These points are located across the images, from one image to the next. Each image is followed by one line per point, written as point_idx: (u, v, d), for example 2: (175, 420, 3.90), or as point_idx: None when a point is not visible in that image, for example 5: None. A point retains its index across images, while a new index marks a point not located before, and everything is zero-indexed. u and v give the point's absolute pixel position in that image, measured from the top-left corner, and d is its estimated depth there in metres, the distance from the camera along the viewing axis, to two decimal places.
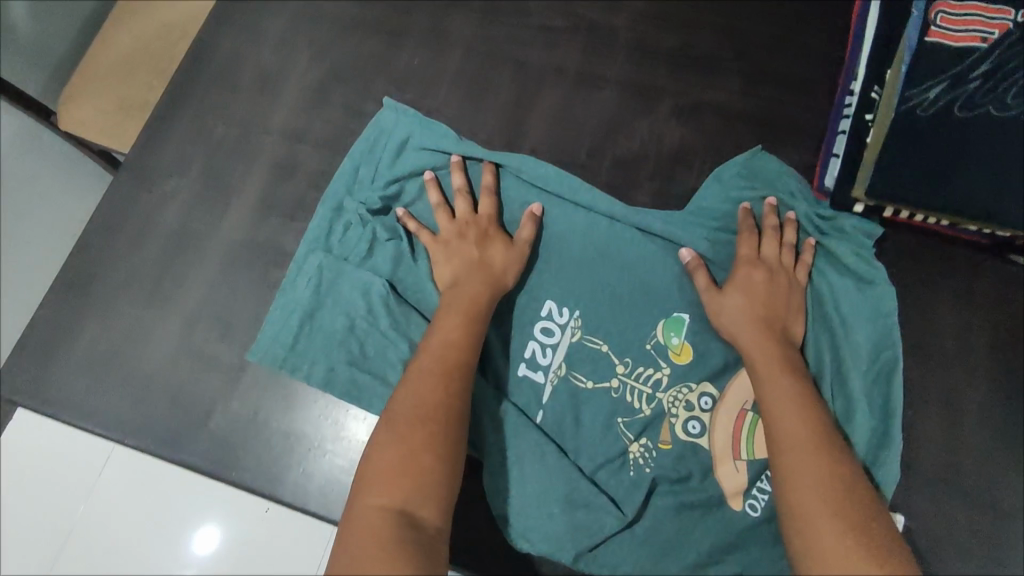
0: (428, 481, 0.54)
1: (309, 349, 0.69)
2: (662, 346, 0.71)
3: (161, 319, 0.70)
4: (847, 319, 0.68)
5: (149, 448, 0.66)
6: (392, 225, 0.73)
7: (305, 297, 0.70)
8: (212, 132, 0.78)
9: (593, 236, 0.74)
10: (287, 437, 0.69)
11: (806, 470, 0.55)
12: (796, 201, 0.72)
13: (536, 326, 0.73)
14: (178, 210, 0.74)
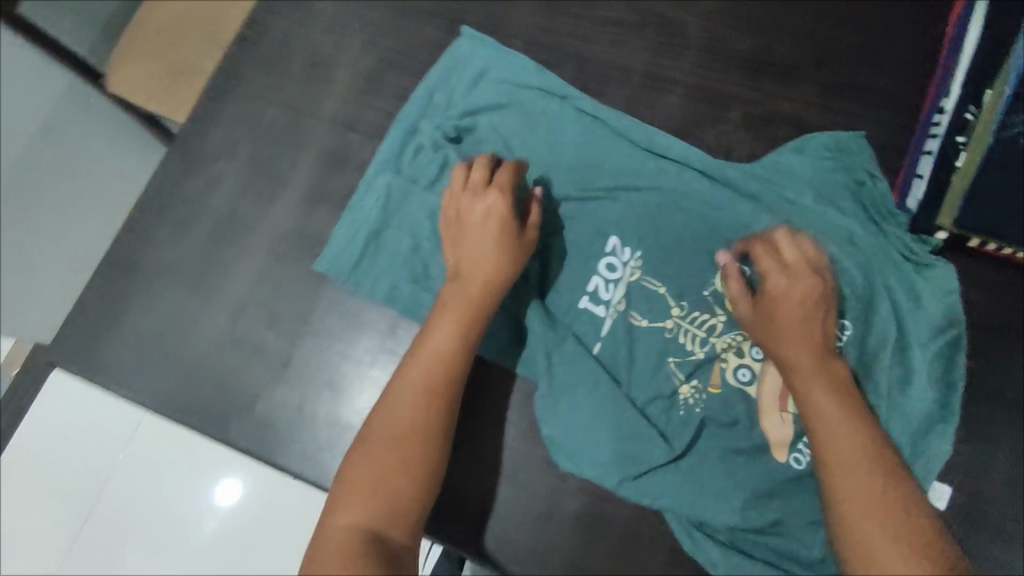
0: (395, 505, 0.55)
1: (373, 267, 0.71)
2: (721, 294, 0.67)
3: (207, 307, 0.72)
4: (914, 293, 0.65)
5: (202, 427, 0.69)
6: (465, 155, 0.73)
7: (375, 216, 0.71)
8: (261, 115, 0.78)
9: (659, 183, 0.70)
10: (333, 426, 0.69)
11: (874, 521, 0.50)
12: (873, 183, 0.68)
13: (600, 261, 0.69)
14: (226, 193, 0.75)
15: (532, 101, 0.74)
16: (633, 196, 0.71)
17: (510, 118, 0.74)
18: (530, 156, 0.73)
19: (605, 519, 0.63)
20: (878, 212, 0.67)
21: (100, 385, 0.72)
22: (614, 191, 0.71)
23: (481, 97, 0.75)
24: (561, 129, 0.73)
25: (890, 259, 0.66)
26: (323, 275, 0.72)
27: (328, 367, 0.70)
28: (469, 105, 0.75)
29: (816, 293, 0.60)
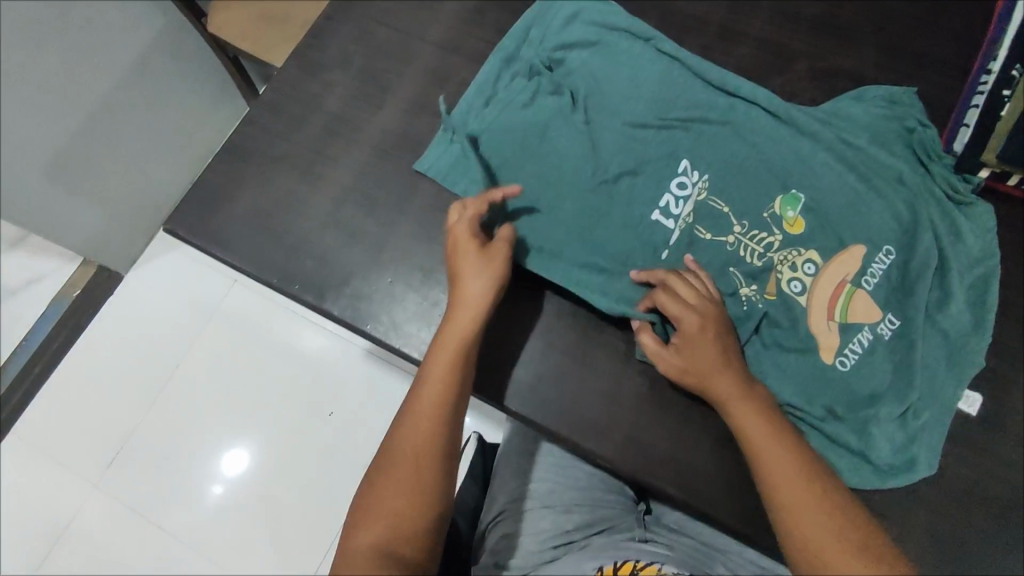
0: (414, 517, 0.60)
1: (463, 175, 0.79)
2: (779, 218, 0.73)
3: (314, 193, 0.81)
4: (959, 228, 0.72)
5: (300, 296, 0.77)
6: (556, 82, 0.81)
7: (471, 131, 0.79)
8: (373, 35, 0.87)
9: (728, 119, 0.76)
10: (421, 303, 0.76)
11: (812, 521, 0.58)
12: (927, 130, 0.75)
13: (671, 180, 0.75)
14: (338, 99, 0.85)
15: (619, 41, 0.81)
16: (703, 128, 0.76)
17: (599, 55, 0.81)
18: (614, 88, 0.79)
19: (663, 400, 0.71)
20: (925, 154, 0.74)
21: (209, 254, 0.79)
22: (687, 124, 0.77)
23: (574, 34, 0.82)
24: (643, 67, 0.80)
25: (938, 196, 0.73)
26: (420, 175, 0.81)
27: (420, 253, 0.78)
28: (562, 41, 0.82)
29: (724, 329, 0.68)
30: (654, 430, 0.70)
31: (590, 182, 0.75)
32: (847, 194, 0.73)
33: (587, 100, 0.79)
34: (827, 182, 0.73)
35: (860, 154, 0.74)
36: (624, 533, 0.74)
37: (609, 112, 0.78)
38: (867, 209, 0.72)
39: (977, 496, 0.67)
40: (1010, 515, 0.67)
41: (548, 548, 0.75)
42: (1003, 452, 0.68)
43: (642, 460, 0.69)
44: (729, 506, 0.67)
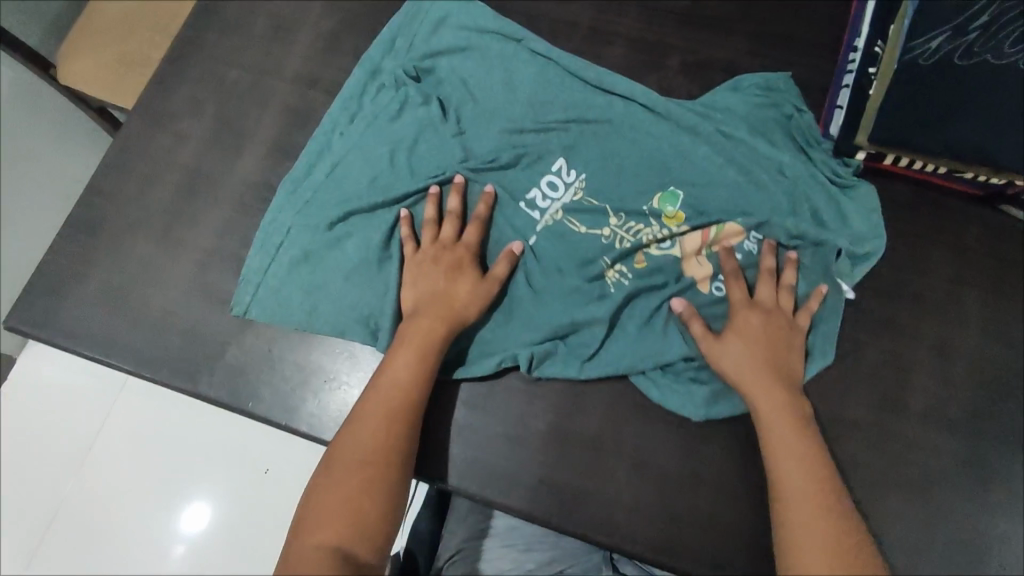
0: (363, 512, 0.55)
1: (326, 198, 0.71)
2: (657, 210, 0.70)
3: (174, 259, 0.73)
4: (843, 212, 0.70)
5: (170, 379, 0.69)
6: (425, 92, 0.75)
7: (335, 153, 0.73)
8: (224, 76, 0.80)
9: (606, 119, 0.73)
10: (302, 370, 0.69)
11: (796, 505, 0.55)
12: (803, 116, 0.73)
13: (543, 177, 0.72)
14: (190, 150, 0.77)
15: (488, 45, 0.76)
16: (582, 131, 0.73)
17: (468, 62, 0.76)
18: (487, 94, 0.75)
19: (571, 433, 0.66)
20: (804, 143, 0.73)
21: (64, 345, 0.71)
22: (565, 128, 0.73)
23: (439, 43, 0.77)
24: (516, 70, 0.75)
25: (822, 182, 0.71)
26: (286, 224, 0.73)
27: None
28: (428, 51, 0.77)
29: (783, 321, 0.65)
30: (566, 465, 0.65)
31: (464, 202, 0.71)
32: (728, 169, 0.70)
33: (460, 109, 0.75)
34: (705, 163, 0.70)
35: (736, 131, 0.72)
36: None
37: (485, 120, 0.74)
38: (752, 179, 0.70)
39: (898, 481, 0.64)
40: (935, 499, 0.64)
41: None
42: (913, 434, 0.65)
43: (556, 501, 0.64)
44: (655, 537, 0.63)
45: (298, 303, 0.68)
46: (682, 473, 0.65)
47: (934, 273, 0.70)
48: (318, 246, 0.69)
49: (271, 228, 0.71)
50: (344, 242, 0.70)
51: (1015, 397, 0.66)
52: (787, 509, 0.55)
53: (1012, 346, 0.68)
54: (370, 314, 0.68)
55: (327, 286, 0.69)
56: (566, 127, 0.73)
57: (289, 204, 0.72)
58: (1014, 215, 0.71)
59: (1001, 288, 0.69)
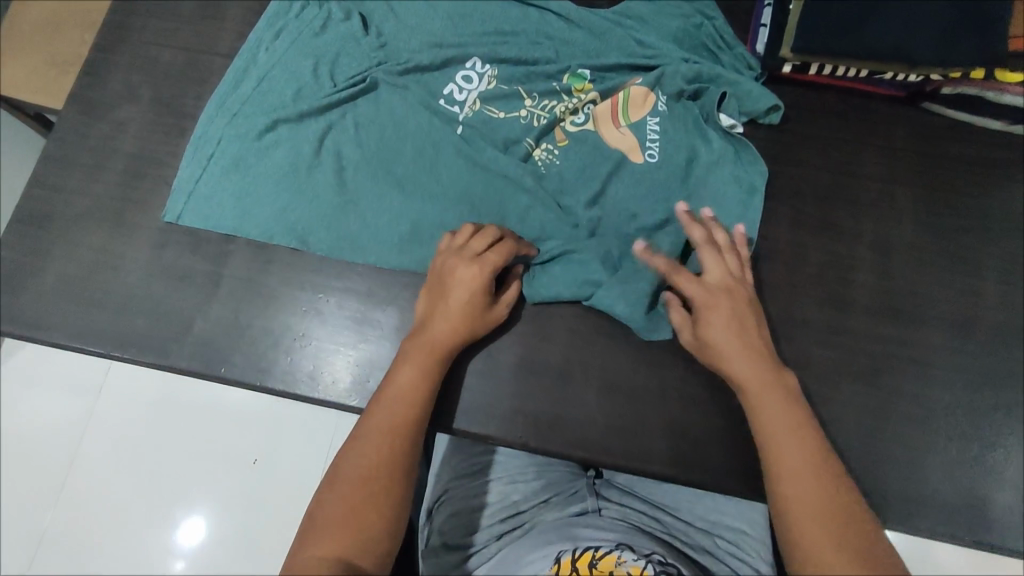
0: (366, 529, 0.50)
1: (253, 110, 0.75)
2: (567, 85, 0.75)
3: (130, 243, 0.73)
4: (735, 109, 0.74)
5: (141, 357, 0.69)
6: (347, 6, 0.79)
7: (261, 68, 0.77)
8: (157, 60, 0.79)
9: (520, 28, 0.79)
10: (271, 332, 0.70)
11: (810, 503, 0.48)
12: (706, 21, 0.77)
13: (457, 74, 0.77)
14: (132, 134, 0.76)
15: None
16: (498, 39, 0.78)
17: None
18: (404, 7, 0.80)
19: (539, 364, 0.68)
20: (710, 48, 0.76)
21: (27, 338, 0.70)
22: (481, 37, 0.78)
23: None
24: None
25: (718, 77, 0.74)
26: None
27: (244, 243, 0.72)
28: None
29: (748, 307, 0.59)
30: (536, 392, 0.67)
31: (392, 119, 0.75)
32: (628, 48, 0.76)
33: (379, 24, 0.79)
34: (605, 56, 0.77)
35: (631, 17, 0.78)
36: (576, 508, 0.72)
37: (404, 33, 0.79)
38: (647, 54, 0.76)
39: (853, 370, 0.67)
40: (887, 384, 0.66)
41: (494, 524, 0.71)
42: (859, 327, 0.68)
43: (532, 426, 0.66)
44: (627, 448, 0.65)
45: (229, 209, 0.72)
46: (650, 387, 0.67)
47: (867, 173, 0.73)
48: (250, 155, 0.73)
49: (204, 143, 0.74)
50: (270, 150, 0.73)
51: (951, 283, 0.69)
52: (791, 510, 0.49)
53: (943, 234, 0.71)
54: (297, 219, 0.71)
55: (256, 196, 0.72)
56: (482, 35, 0.78)
57: (219, 115, 0.75)
58: (934, 111, 0.74)
59: (929, 178, 0.73)
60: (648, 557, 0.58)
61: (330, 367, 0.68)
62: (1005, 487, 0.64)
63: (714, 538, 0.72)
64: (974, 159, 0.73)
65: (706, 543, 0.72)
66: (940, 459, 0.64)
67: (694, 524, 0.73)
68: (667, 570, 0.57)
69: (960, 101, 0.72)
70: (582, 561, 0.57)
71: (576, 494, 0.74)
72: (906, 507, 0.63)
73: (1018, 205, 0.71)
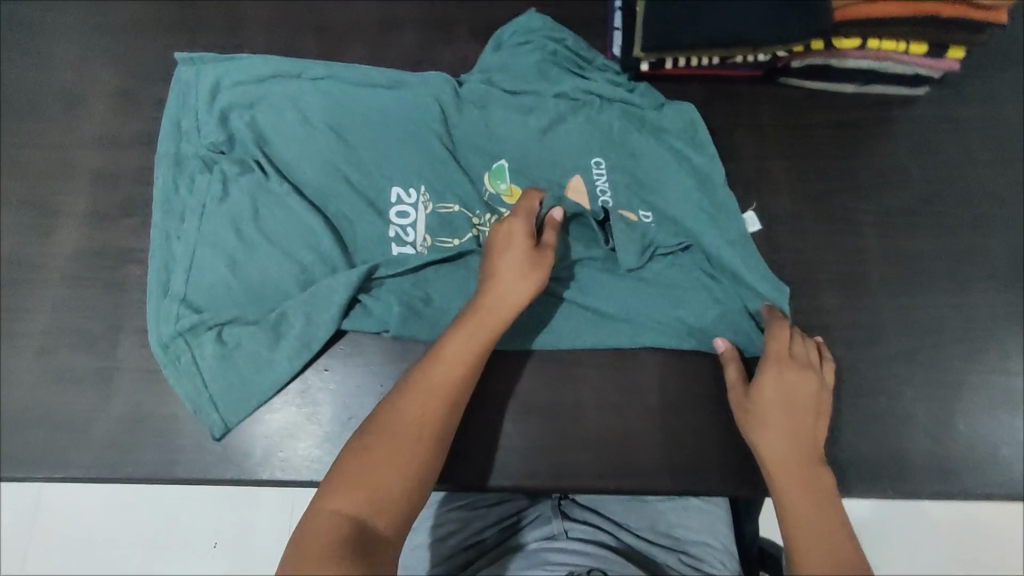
0: (386, 487, 0.50)
1: (200, 301, 0.66)
2: (496, 195, 0.71)
3: (14, 355, 0.69)
4: (644, 147, 0.73)
5: (40, 472, 0.66)
6: (240, 158, 0.70)
7: (182, 258, 0.67)
8: (21, 161, 0.77)
9: (400, 116, 0.73)
10: (174, 421, 0.67)
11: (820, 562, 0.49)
12: (570, 57, 0.77)
13: (390, 213, 0.70)
14: (3, 242, 0.74)
15: (272, 91, 0.73)
16: (386, 134, 0.72)
17: (261, 114, 0.72)
18: (290, 138, 0.71)
19: None
20: (581, 74, 0.77)
21: None
22: (381, 145, 0.72)
23: (223, 103, 0.72)
24: (307, 99, 0.73)
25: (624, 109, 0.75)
26: (123, 284, 0.72)
27: (133, 334, 0.70)
28: (217, 119, 0.71)
29: (812, 399, 0.59)
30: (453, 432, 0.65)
31: (319, 261, 0.67)
32: (514, 103, 0.74)
33: (280, 163, 0.71)
34: (501, 120, 0.73)
35: (529, 91, 0.75)
36: (543, 531, 0.68)
37: (308, 166, 0.70)
38: (535, 106, 0.74)
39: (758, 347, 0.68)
40: None
41: (456, 554, 0.69)
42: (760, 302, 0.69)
43: (457, 463, 0.64)
44: (553, 470, 0.65)
45: (235, 405, 0.65)
46: (565, 403, 0.67)
47: (741, 155, 0.75)
48: (227, 350, 0.65)
49: (173, 358, 0.65)
50: (234, 354, 0.65)
51: (835, 246, 0.72)
52: None
53: (819, 200, 0.73)
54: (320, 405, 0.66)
55: (253, 387, 0.65)
56: (386, 148, 0.72)
57: (165, 321, 0.65)
58: (789, 83, 0.77)
59: (798, 149, 0.75)
60: None
61: (240, 446, 0.66)
62: (914, 433, 0.66)
63: (679, 552, 0.68)
64: (836, 123, 0.76)
65: (669, 558, 0.67)
66: (850, 418, 0.66)
67: (658, 539, 0.69)
68: None
69: (810, 72, 0.75)
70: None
71: (541, 517, 0.71)
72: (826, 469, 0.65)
73: (882, 159, 0.74)
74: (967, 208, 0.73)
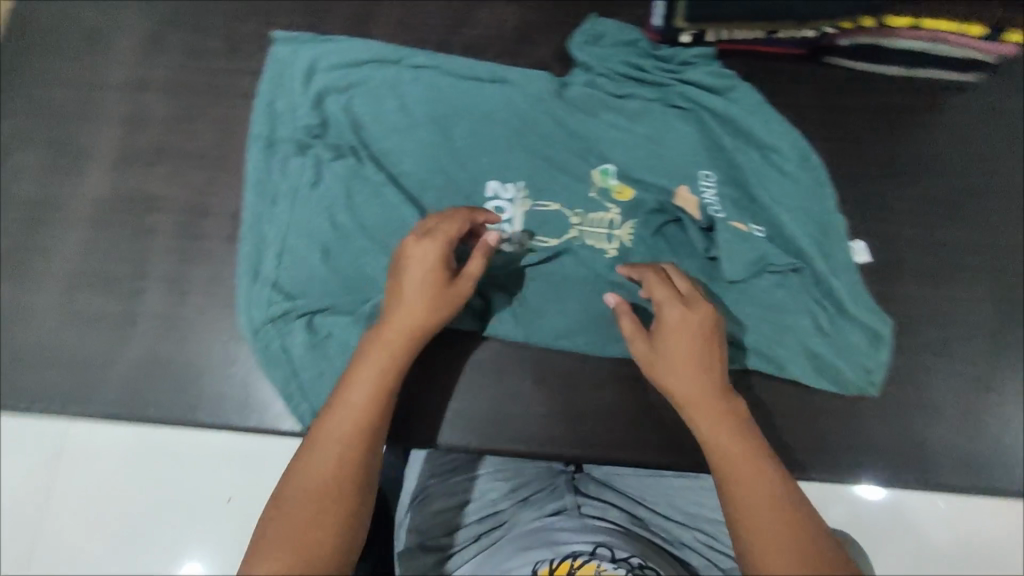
0: (313, 549, 0.46)
1: (293, 285, 0.68)
2: (606, 191, 0.71)
3: (40, 291, 0.70)
4: (747, 154, 0.72)
5: (63, 408, 0.67)
6: (335, 144, 0.72)
7: (274, 240, 0.69)
8: (50, 99, 0.76)
9: (496, 110, 0.73)
10: (194, 366, 0.68)
11: (761, 507, 0.48)
12: (669, 54, 0.74)
13: (487, 208, 0.70)
14: (31, 179, 0.73)
15: (369, 77, 0.75)
16: (477, 127, 0.73)
17: (358, 99, 0.74)
18: (387, 128, 0.73)
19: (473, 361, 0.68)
20: (671, 74, 0.74)
21: None
22: (475, 137, 0.73)
23: (320, 86, 0.74)
24: (406, 91, 0.74)
25: (726, 116, 0.72)
26: (148, 228, 0.72)
27: (157, 278, 0.70)
28: (312, 101, 0.73)
29: (708, 332, 0.57)
30: (468, 393, 0.68)
31: None
32: (610, 104, 0.74)
33: (374, 150, 0.72)
34: (600, 122, 0.73)
35: (629, 95, 0.74)
36: (554, 505, 0.69)
37: (405, 157, 0.72)
38: (633, 110, 0.74)
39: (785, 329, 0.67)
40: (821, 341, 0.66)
41: (472, 524, 0.69)
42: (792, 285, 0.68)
43: (476, 424, 0.67)
44: (570, 437, 0.67)
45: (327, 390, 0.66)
46: (585, 374, 0.69)
47: None
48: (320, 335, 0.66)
49: (267, 339, 0.67)
50: (325, 342, 0.66)
51: (868, 234, 0.70)
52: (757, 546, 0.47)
53: (858, 185, 0.71)
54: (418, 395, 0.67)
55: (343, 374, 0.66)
56: (483, 143, 0.72)
57: (256, 304, 0.68)
58: (834, 64, 0.75)
59: (841, 132, 0.73)
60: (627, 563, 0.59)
61: (260, 397, 0.68)
62: (931, 425, 0.66)
63: (695, 530, 0.70)
64: (880, 108, 0.73)
65: (685, 535, 0.69)
66: (868, 408, 0.66)
67: (675, 517, 0.70)
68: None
69: (857, 53, 0.73)
70: (560, 570, 0.59)
71: (556, 488, 0.71)
72: (838, 452, 0.65)
73: (924, 147, 0.72)
74: (1007, 202, 0.71)
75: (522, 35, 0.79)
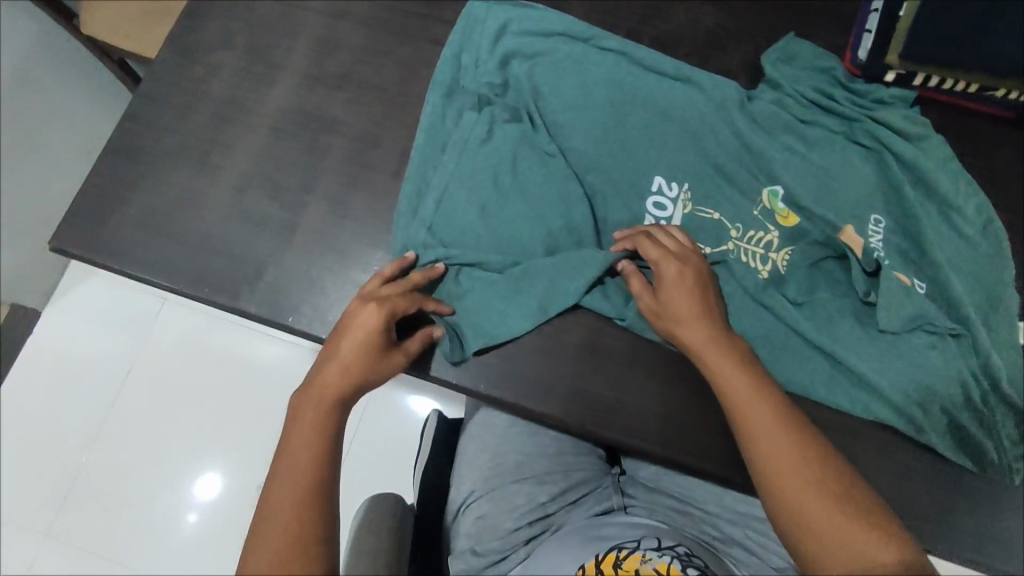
0: None
1: (446, 233, 0.69)
2: (770, 211, 0.70)
3: (213, 185, 0.74)
4: (927, 207, 0.69)
5: (213, 297, 0.70)
6: (513, 107, 0.73)
7: (436, 186, 0.70)
8: (255, 10, 0.80)
9: (676, 107, 0.73)
10: (340, 288, 0.71)
11: (771, 434, 0.52)
12: (864, 89, 0.72)
13: (648, 201, 0.70)
14: (224, 80, 0.78)
15: (557, 49, 0.75)
16: (654, 121, 0.73)
17: (541, 68, 0.75)
18: (566, 101, 0.73)
19: (603, 345, 0.69)
20: (864, 110, 0.72)
21: (103, 265, 0.72)
22: (649, 130, 0.73)
23: (508, 48, 0.75)
24: (590, 69, 0.74)
25: (915, 163, 0.69)
26: (323, 149, 0.75)
27: (321, 197, 0.73)
28: (499, 61, 0.75)
29: (701, 281, 0.61)
30: (590, 375, 0.68)
31: (566, 228, 0.69)
32: (793, 126, 0.72)
33: (549, 121, 0.73)
34: (777, 140, 0.72)
35: (813, 121, 0.72)
36: (602, 505, 0.65)
37: (577, 134, 0.72)
38: (814, 136, 0.72)
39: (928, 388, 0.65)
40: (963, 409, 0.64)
41: (523, 529, 0.64)
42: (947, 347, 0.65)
43: (591, 407, 0.67)
44: (682, 445, 0.67)
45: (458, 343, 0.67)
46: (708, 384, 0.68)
47: None
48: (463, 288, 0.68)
49: None
50: (466, 296, 0.67)
51: None
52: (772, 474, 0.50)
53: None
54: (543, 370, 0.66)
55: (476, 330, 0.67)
56: (657, 137, 0.72)
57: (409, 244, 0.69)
58: None
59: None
60: (674, 553, 0.51)
61: None
62: None
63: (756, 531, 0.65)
64: None
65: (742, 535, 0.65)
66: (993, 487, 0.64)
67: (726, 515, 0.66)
68: (694, 563, 0.51)
69: None
70: (607, 562, 0.51)
71: (603, 491, 0.67)
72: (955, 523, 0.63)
73: None
74: None
75: (715, 39, 0.78)
